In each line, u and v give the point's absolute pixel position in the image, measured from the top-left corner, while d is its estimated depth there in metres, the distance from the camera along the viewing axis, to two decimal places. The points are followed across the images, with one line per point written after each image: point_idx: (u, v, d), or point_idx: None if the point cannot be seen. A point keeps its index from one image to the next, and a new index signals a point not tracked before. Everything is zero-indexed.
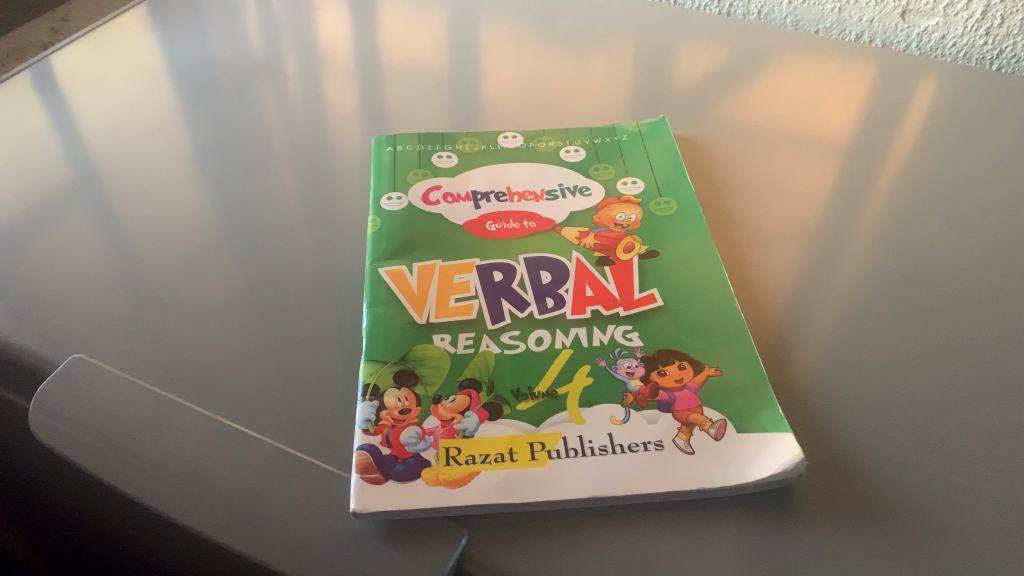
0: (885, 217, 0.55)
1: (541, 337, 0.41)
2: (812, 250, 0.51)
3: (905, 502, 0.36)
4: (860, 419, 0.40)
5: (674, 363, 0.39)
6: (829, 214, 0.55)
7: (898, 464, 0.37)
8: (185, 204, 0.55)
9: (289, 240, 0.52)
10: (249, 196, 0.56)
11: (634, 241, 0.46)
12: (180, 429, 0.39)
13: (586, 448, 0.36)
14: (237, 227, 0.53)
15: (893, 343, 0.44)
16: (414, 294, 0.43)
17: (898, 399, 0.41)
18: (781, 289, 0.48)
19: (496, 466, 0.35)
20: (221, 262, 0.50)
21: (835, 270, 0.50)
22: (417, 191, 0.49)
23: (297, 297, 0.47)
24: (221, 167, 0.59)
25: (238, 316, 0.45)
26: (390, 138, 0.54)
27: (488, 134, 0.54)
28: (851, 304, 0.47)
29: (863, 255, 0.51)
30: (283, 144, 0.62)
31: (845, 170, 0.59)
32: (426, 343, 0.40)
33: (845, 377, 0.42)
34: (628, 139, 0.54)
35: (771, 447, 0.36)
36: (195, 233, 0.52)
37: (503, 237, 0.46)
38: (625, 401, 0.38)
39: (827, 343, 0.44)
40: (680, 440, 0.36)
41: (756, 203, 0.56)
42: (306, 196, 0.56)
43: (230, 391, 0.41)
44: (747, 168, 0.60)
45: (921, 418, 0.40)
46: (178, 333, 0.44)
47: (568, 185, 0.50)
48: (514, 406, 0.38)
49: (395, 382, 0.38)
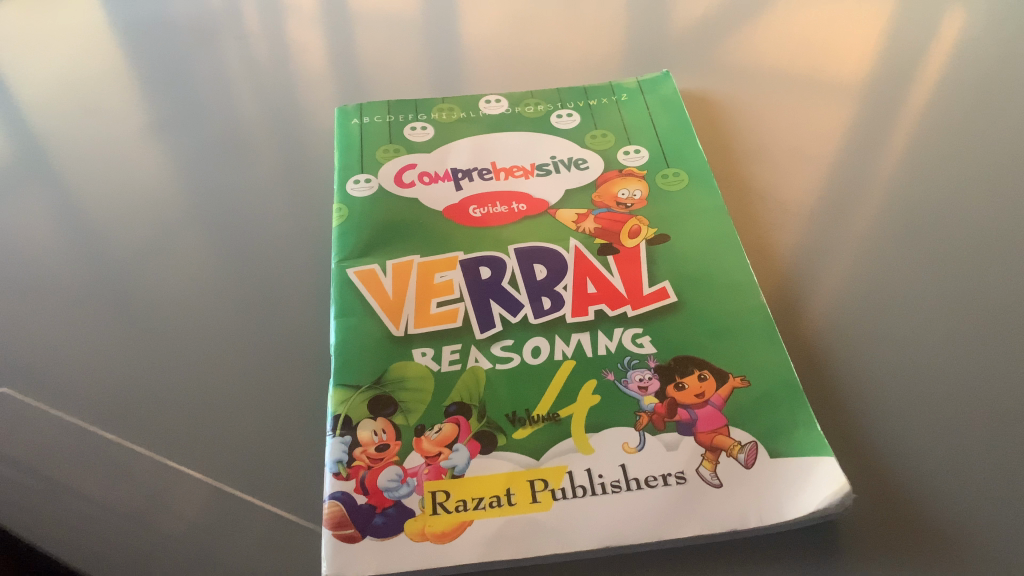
0: (927, 165, 0.48)
1: (538, 347, 0.35)
2: (845, 213, 0.45)
3: (981, 526, 0.30)
4: (918, 418, 0.34)
5: (693, 374, 0.34)
6: (862, 168, 0.48)
7: (962, 476, 0.32)
8: (125, 186, 0.48)
9: (246, 228, 0.45)
10: (200, 173, 0.49)
11: (640, 223, 0.40)
12: (119, 475, 0.33)
13: (596, 485, 0.31)
14: (186, 215, 0.46)
15: (948, 321, 0.38)
16: (389, 300, 0.37)
17: (959, 392, 0.35)
18: (813, 264, 0.42)
19: (492, 512, 0.30)
20: (168, 260, 0.43)
21: (873, 234, 0.44)
22: (388, 172, 0.43)
23: (257, 300, 0.41)
24: (168, 141, 0.52)
25: (189, 327, 0.39)
26: (356, 107, 0.47)
27: (468, 98, 0.48)
28: (895, 275, 0.41)
29: (906, 215, 0.45)
30: (241, 109, 0.54)
31: (877, 114, 0.52)
32: (405, 360, 0.34)
33: (897, 367, 0.36)
34: (627, 97, 0.47)
35: (813, 475, 0.30)
36: (140, 223, 0.46)
37: (489, 224, 0.40)
38: (639, 424, 0.32)
39: (868, 326, 0.38)
40: (705, 471, 0.31)
41: (774, 158, 0.50)
42: (272, 168, 0.49)
43: (179, 422, 0.35)
44: (760, 120, 0.54)
45: (989, 415, 0.34)
46: (118, 351, 0.38)
47: (562, 157, 0.44)
48: (510, 434, 0.32)
49: (370, 412, 0.33)
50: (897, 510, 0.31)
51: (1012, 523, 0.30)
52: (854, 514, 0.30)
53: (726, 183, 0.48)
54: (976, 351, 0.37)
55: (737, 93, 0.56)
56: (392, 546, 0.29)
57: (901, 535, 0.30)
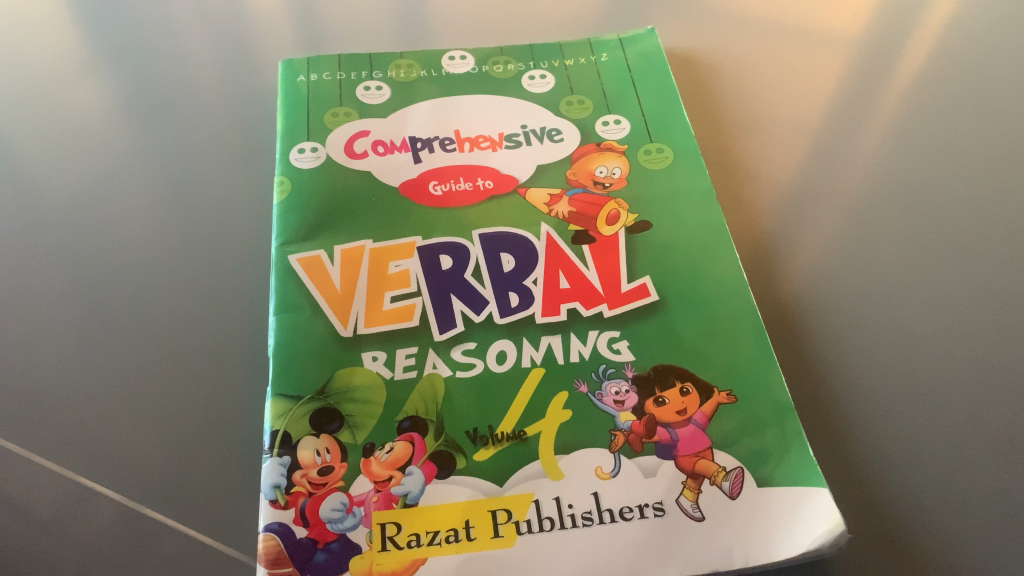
0: (949, 105, 0.42)
1: (504, 352, 0.31)
2: (844, 166, 0.40)
3: (982, 569, 0.28)
4: (921, 432, 0.31)
5: (675, 387, 0.31)
6: (871, 107, 0.43)
7: (960, 504, 0.29)
8: (32, 117, 0.42)
9: (174, 177, 0.39)
10: (112, 101, 0.42)
11: (620, 207, 0.36)
12: (33, 495, 0.30)
13: (565, 517, 0.28)
14: (108, 155, 0.40)
15: (959, 307, 0.34)
16: (337, 294, 0.33)
17: (969, 400, 0.32)
18: (802, 235, 0.37)
19: (448, 548, 0.27)
20: (80, 218, 0.38)
21: (873, 190, 0.39)
22: (338, 140, 0.38)
23: (188, 271, 0.36)
24: (86, 54, 0.45)
25: (109, 303, 0.35)
26: (303, 61, 0.41)
27: (429, 53, 0.42)
28: (898, 250, 0.36)
29: (918, 167, 0.40)
30: (167, 17, 0.47)
31: (896, 33, 0.46)
32: (353, 366, 0.31)
33: (900, 368, 0.33)
34: (607, 57, 0.42)
35: (804, 511, 0.28)
36: (44, 169, 0.39)
37: (452, 204, 0.36)
38: (614, 445, 0.29)
39: (867, 315, 0.34)
40: (686, 501, 0.28)
41: (766, 94, 0.44)
42: (206, 100, 0.43)
43: (99, 427, 0.31)
44: (753, 38, 0.47)
45: (1001, 428, 0.31)
46: (24, 338, 0.34)
47: (534, 126, 0.39)
48: (471, 456, 0.29)
49: (313, 428, 0.29)
50: (892, 547, 0.28)
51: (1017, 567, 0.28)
52: (845, 549, 0.28)
53: (701, 125, 0.43)
54: (988, 347, 0.33)
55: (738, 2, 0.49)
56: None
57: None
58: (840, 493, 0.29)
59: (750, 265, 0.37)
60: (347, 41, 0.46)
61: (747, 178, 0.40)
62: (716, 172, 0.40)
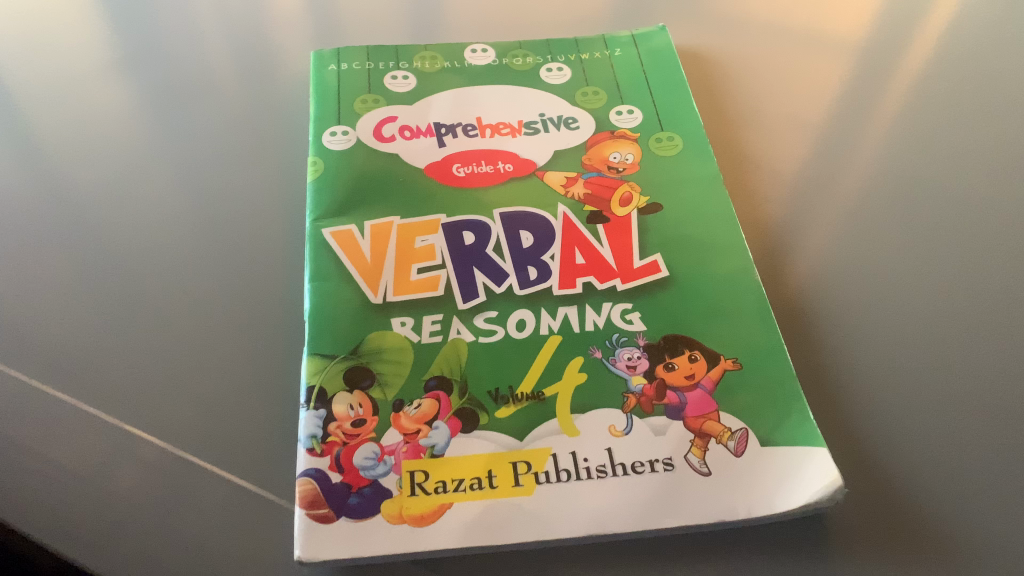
0: (946, 97, 0.44)
1: (523, 321, 0.34)
2: (845, 153, 0.42)
3: (979, 514, 0.29)
4: (923, 389, 0.32)
5: (683, 354, 0.33)
6: (872, 99, 0.45)
7: (955, 452, 0.30)
8: (78, 99, 0.44)
9: (212, 157, 0.41)
10: (154, 87, 0.45)
11: (632, 191, 0.38)
12: (73, 436, 0.31)
13: (581, 470, 0.30)
14: (145, 136, 0.42)
15: (952, 277, 0.36)
16: (367, 264, 0.35)
17: (969, 362, 0.33)
18: (801, 212, 0.39)
19: (471, 496, 0.29)
20: (121, 190, 0.40)
21: (874, 173, 0.41)
22: (367, 124, 0.40)
23: (223, 243, 0.38)
24: (128, 44, 0.47)
25: (149, 271, 0.36)
26: (332, 52, 0.44)
27: (452, 47, 0.45)
28: (893, 225, 0.38)
29: (914, 151, 0.41)
30: (204, 14, 0.49)
31: (895, 33, 0.48)
32: (383, 330, 0.33)
33: (895, 332, 0.34)
34: (621, 53, 0.45)
35: (803, 466, 0.29)
36: (90, 145, 0.42)
37: (474, 185, 0.38)
38: (627, 406, 0.31)
39: (864, 282, 0.36)
40: (693, 457, 0.30)
41: (771, 87, 0.46)
42: (239, 89, 0.45)
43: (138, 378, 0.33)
44: (760, 36, 0.49)
45: (994, 386, 0.32)
46: (70, 295, 0.35)
47: (551, 115, 0.41)
48: (493, 413, 0.31)
49: (346, 385, 0.31)
50: (897, 492, 0.29)
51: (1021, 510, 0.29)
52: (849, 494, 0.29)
53: (707, 116, 0.45)
54: (986, 314, 0.35)
55: (742, 6, 0.51)
56: (369, 530, 0.28)
57: (900, 517, 0.29)
58: (844, 444, 0.31)
59: (751, 238, 0.38)
60: (371, 34, 0.48)
61: (750, 160, 0.42)
62: (722, 157, 0.42)
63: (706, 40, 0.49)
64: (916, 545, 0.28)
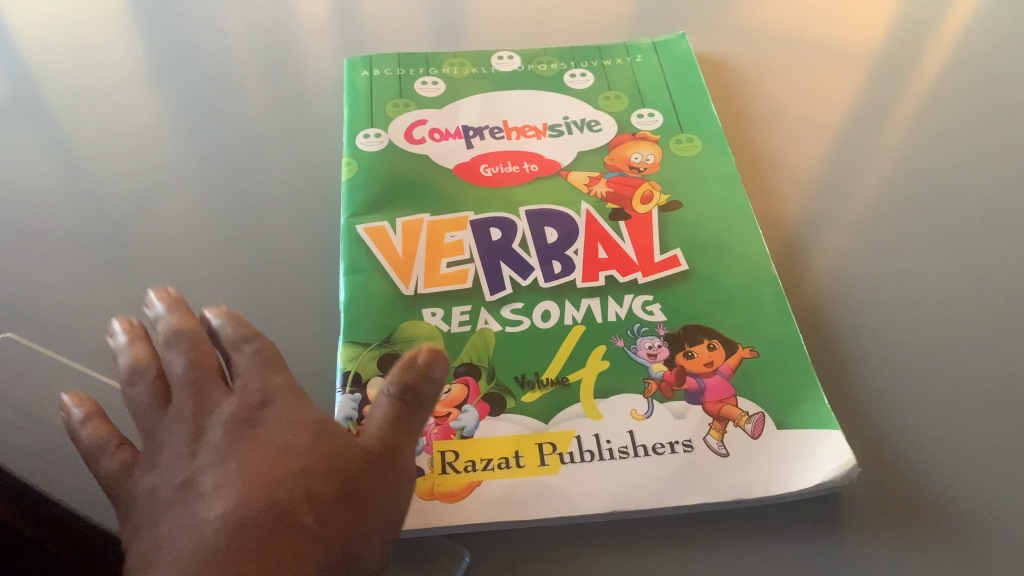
0: (962, 98, 0.45)
1: (548, 312, 0.35)
2: (863, 149, 0.43)
3: (990, 496, 0.30)
4: (939, 376, 0.33)
5: (703, 343, 0.34)
6: (891, 96, 0.46)
7: (966, 439, 0.31)
8: (123, 108, 0.46)
9: (249, 161, 0.43)
10: (194, 96, 0.47)
11: (653, 189, 0.40)
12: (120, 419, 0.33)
13: (604, 451, 0.31)
14: (187, 143, 0.44)
15: (966, 271, 0.37)
16: (398, 258, 0.36)
17: (983, 350, 0.34)
18: (819, 208, 0.40)
19: (500, 474, 0.30)
20: (164, 194, 0.42)
21: (890, 170, 0.42)
22: (399, 127, 0.42)
23: (261, 240, 0.40)
24: (170, 57, 0.49)
25: (192, 267, 0.38)
26: (365, 59, 0.46)
27: (479, 54, 0.47)
28: (909, 222, 0.39)
29: (930, 150, 0.42)
30: (243, 26, 0.51)
31: (910, 34, 0.49)
32: (414, 320, 0.34)
33: (909, 324, 0.35)
34: (642, 59, 0.46)
35: (819, 448, 0.30)
36: (135, 152, 0.44)
37: (500, 184, 0.40)
38: (647, 391, 0.33)
39: (880, 276, 0.37)
40: (712, 440, 0.31)
41: (789, 88, 0.47)
42: (274, 96, 0.47)
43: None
44: (778, 41, 0.51)
45: (1007, 373, 0.33)
46: (118, 291, 0.37)
47: (574, 118, 0.43)
48: (519, 397, 0.32)
49: (380, 370, 0.33)
50: (911, 472, 0.30)
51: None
52: (863, 477, 0.30)
53: (726, 116, 0.46)
54: (1000, 304, 0.36)
55: (758, 11, 0.53)
56: None
57: (911, 496, 0.30)
58: (860, 427, 0.32)
59: (768, 232, 0.39)
60: (400, 42, 0.50)
61: (768, 159, 0.43)
62: (741, 153, 0.43)
63: (725, 44, 0.51)
64: (927, 525, 0.29)
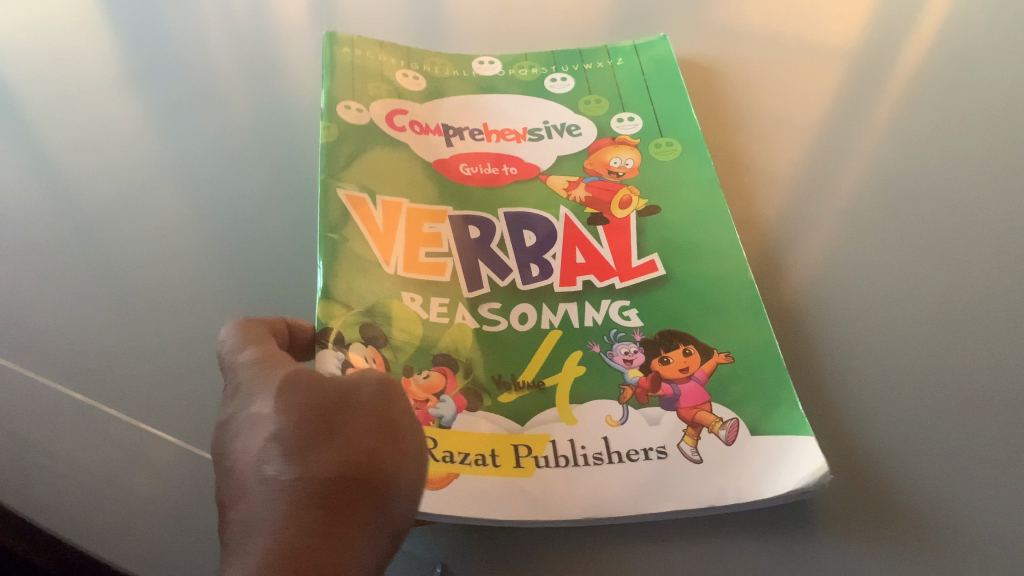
0: (942, 95, 0.45)
1: (525, 314, 0.35)
2: (843, 149, 0.43)
3: (963, 503, 0.30)
4: (912, 377, 0.33)
5: (679, 349, 0.34)
6: (871, 94, 0.45)
7: (941, 445, 0.31)
8: (103, 119, 0.46)
9: (226, 167, 0.43)
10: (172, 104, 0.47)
11: (632, 194, 0.40)
12: (94, 435, 0.33)
13: (579, 456, 0.31)
14: (161, 146, 0.44)
15: (944, 273, 0.37)
16: (380, 233, 0.36)
17: (959, 350, 0.34)
18: (797, 211, 0.40)
19: (476, 470, 0.31)
20: (142, 204, 0.42)
21: (869, 172, 0.41)
22: (380, 109, 0.41)
23: (237, 242, 0.40)
24: (150, 66, 0.49)
25: (167, 272, 0.38)
26: (346, 37, 0.45)
27: (461, 57, 0.47)
28: (887, 225, 0.39)
29: (910, 151, 0.42)
30: (221, 33, 0.51)
31: (889, 31, 0.49)
32: (392, 299, 0.34)
33: (885, 328, 0.35)
34: (622, 62, 0.46)
35: (791, 456, 0.30)
36: (113, 163, 0.44)
37: (475, 185, 0.40)
38: (623, 397, 0.33)
39: (857, 281, 0.37)
40: (685, 446, 0.31)
41: (769, 88, 0.47)
42: (252, 100, 0.47)
43: (155, 373, 0.34)
44: (760, 42, 0.50)
45: (981, 379, 0.33)
46: (95, 306, 0.37)
47: (555, 122, 0.43)
48: (495, 397, 0.33)
49: (362, 336, 0.32)
50: (884, 477, 0.30)
51: (1005, 494, 0.30)
52: (836, 482, 0.30)
53: (705, 116, 0.46)
54: (978, 305, 0.36)
55: (740, 10, 0.53)
56: None
57: (885, 496, 0.30)
58: (834, 429, 0.32)
59: (747, 236, 0.39)
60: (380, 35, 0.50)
61: (748, 161, 0.43)
62: (721, 155, 0.43)
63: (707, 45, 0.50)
64: (899, 532, 0.29)
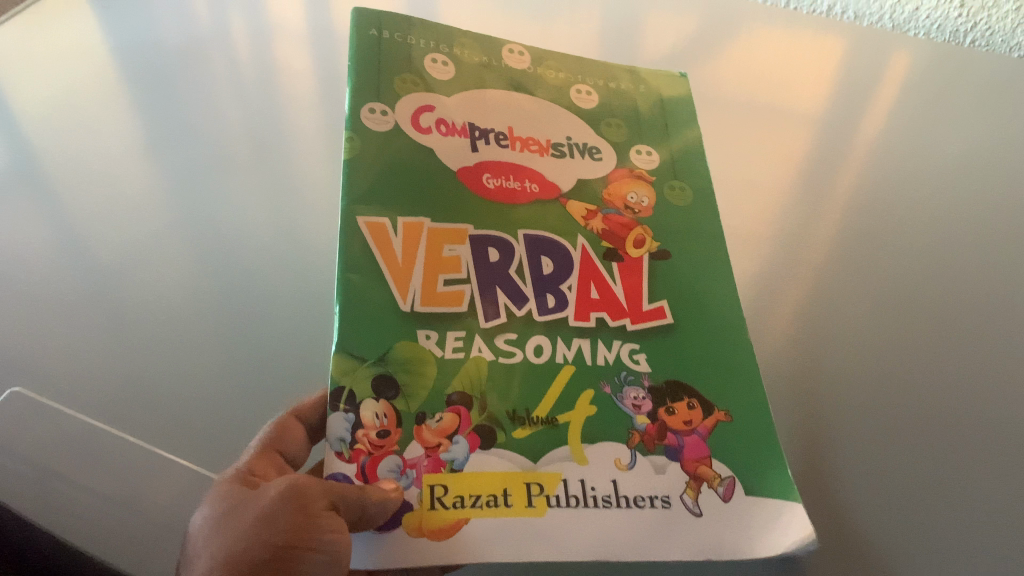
0: (903, 197, 0.48)
1: (541, 346, 0.35)
2: (821, 241, 0.46)
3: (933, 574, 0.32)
4: (883, 460, 0.36)
5: (684, 401, 0.35)
6: (849, 193, 0.49)
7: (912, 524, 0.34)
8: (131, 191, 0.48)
9: (246, 239, 0.45)
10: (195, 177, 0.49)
11: (645, 233, 0.41)
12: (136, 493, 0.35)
13: (588, 498, 0.32)
14: (178, 213, 0.47)
15: (907, 362, 0.40)
16: (397, 266, 0.35)
17: (920, 440, 0.37)
18: (777, 296, 0.43)
19: (489, 512, 0.31)
20: (171, 275, 0.44)
21: (838, 262, 0.45)
22: (406, 110, 0.40)
23: (243, 302, 0.42)
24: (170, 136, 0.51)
25: (188, 336, 0.41)
26: (374, 15, 0.43)
27: (490, 42, 0.45)
28: (857, 318, 0.42)
29: (874, 247, 0.45)
30: (235, 109, 0.53)
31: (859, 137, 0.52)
32: (411, 340, 0.34)
33: (859, 411, 0.38)
34: (644, 89, 0.46)
35: (783, 520, 0.32)
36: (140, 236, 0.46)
37: (500, 199, 0.39)
38: (631, 441, 0.34)
39: (831, 369, 0.40)
40: (688, 498, 0.33)
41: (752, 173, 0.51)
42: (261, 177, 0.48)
43: (164, 423, 0.37)
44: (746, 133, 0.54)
45: (942, 463, 0.36)
46: (131, 371, 0.40)
47: (577, 141, 0.43)
48: (509, 432, 0.33)
49: (373, 392, 0.32)
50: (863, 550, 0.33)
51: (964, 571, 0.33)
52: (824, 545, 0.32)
53: None
54: (942, 395, 0.38)
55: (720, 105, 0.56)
56: (399, 546, 0.29)
57: (856, 565, 0.33)
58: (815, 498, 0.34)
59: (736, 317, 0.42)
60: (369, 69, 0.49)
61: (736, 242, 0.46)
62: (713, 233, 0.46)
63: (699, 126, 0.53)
64: None
